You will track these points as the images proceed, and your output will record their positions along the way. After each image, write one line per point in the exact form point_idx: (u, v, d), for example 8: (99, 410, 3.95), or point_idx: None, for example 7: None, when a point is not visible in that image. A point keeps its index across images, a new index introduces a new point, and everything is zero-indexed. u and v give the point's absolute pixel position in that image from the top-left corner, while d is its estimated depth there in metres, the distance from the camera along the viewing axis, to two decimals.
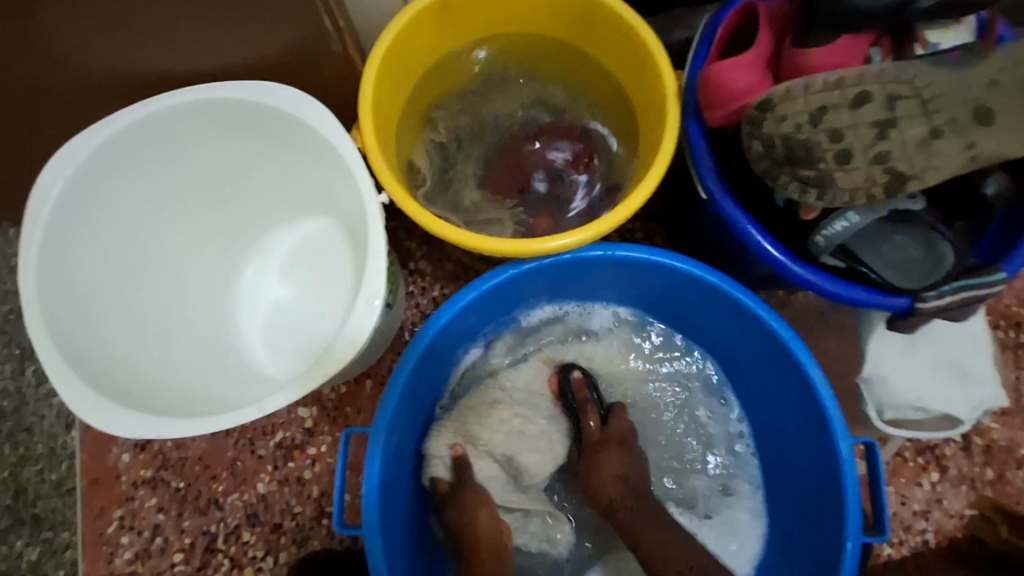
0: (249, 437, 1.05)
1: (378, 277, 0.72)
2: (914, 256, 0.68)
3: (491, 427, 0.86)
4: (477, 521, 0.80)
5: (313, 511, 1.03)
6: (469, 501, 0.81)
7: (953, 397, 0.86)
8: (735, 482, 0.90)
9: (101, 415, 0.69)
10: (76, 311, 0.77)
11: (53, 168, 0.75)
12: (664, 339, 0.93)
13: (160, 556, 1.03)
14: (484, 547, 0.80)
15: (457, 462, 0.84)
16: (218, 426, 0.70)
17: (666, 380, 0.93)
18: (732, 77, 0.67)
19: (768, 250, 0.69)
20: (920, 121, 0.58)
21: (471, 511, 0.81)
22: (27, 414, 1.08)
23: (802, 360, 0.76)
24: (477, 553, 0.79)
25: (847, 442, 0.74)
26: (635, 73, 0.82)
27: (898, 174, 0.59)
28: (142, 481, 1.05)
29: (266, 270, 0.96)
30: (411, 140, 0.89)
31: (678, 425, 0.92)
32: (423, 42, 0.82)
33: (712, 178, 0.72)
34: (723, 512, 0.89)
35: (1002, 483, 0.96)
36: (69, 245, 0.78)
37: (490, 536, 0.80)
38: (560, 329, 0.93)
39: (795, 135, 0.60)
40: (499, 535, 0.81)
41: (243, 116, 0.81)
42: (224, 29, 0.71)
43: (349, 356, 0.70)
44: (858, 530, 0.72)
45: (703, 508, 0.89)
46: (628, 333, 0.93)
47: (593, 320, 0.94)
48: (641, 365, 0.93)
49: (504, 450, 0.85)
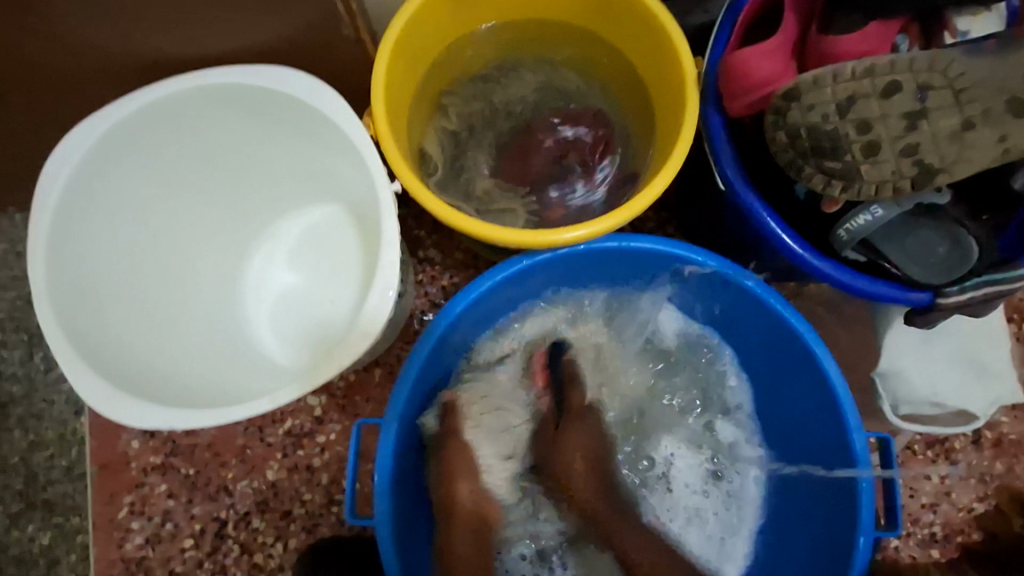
0: (258, 424, 1.05)
1: (392, 268, 0.71)
2: (939, 252, 0.67)
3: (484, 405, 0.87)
4: (455, 496, 0.81)
5: (322, 498, 1.04)
6: (456, 466, 0.82)
7: (970, 392, 0.86)
8: (747, 452, 0.90)
9: (112, 404, 0.69)
10: (86, 299, 0.76)
11: (61, 152, 0.74)
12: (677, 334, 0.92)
13: (170, 541, 1.04)
14: (461, 519, 0.80)
15: (450, 409, 0.85)
16: (231, 416, 0.69)
17: (683, 371, 0.93)
18: (756, 65, 0.65)
19: (788, 243, 0.68)
20: (952, 113, 0.56)
21: (452, 481, 0.81)
22: (37, 400, 1.08)
23: (818, 354, 0.75)
24: (455, 525, 0.80)
25: (861, 437, 0.74)
26: (652, 60, 0.80)
27: (927, 167, 0.58)
28: (152, 467, 1.05)
29: (274, 257, 0.95)
30: (421, 127, 0.87)
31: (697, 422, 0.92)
32: (436, 27, 0.80)
33: (732, 170, 0.70)
34: (744, 481, 0.89)
35: (1011, 476, 0.97)
36: (79, 232, 0.77)
37: (469, 505, 0.82)
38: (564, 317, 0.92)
39: (821, 125, 0.58)
40: (479, 506, 0.82)
41: (252, 100, 0.79)
42: (235, 12, 0.69)
43: (363, 348, 0.70)
44: (871, 525, 0.72)
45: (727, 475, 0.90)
46: (644, 329, 0.93)
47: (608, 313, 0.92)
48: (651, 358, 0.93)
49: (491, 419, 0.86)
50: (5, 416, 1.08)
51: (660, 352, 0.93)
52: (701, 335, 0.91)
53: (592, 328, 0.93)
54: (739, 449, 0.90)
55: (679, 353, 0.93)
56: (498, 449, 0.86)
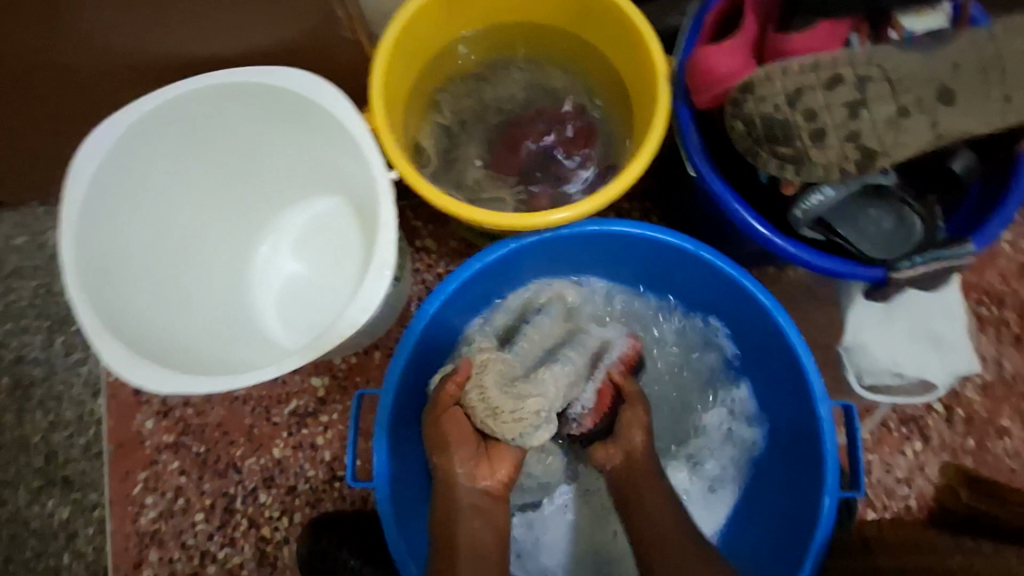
0: (265, 405, 1.12)
1: (388, 249, 0.77)
2: (887, 228, 0.73)
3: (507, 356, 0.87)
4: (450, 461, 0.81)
5: (325, 475, 1.10)
6: (449, 433, 0.81)
7: (929, 364, 0.90)
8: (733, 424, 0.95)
9: (136, 372, 0.75)
10: (108, 280, 0.83)
11: (88, 146, 0.80)
12: (667, 314, 0.98)
13: (182, 515, 1.10)
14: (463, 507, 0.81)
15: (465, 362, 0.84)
16: (242, 383, 0.75)
17: (677, 346, 0.98)
18: (717, 61, 0.72)
19: (751, 224, 0.74)
20: (889, 102, 0.63)
21: (445, 449, 0.81)
22: (56, 382, 1.15)
23: (783, 326, 0.81)
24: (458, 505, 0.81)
25: (825, 406, 0.80)
26: (628, 57, 0.86)
27: (869, 151, 0.64)
28: (165, 445, 1.12)
29: (281, 247, 1.01)
30: (417, 122, 0.94)
31: (688, 394, 0.98)
32: (429, 29, 0.87)
33: (700, 158, 0.76)
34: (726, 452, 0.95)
35: (981, 451, 1.03)
36: (101, 220, 0.83)
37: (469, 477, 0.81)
38: (562, 305, 0.97)
39: (774, 114, 0.64)
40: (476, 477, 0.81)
41: (262, 98, 0.86)
42: (245, 16, 0.76)
43: (361, 321, 0.76)
44: (834, 485, 0.78)
45: (712, 447, 0.95)
46: (636, 305, 0.99)
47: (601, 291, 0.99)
48: (652, 331, 0.99)
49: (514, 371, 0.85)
50: (27, 397, 1.15)
51: (659, 324, 0.98)
52: (672, 320, 0.98)
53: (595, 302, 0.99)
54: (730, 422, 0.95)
55: (672, 329, 0.98)
56: (518, 395, 0.81)
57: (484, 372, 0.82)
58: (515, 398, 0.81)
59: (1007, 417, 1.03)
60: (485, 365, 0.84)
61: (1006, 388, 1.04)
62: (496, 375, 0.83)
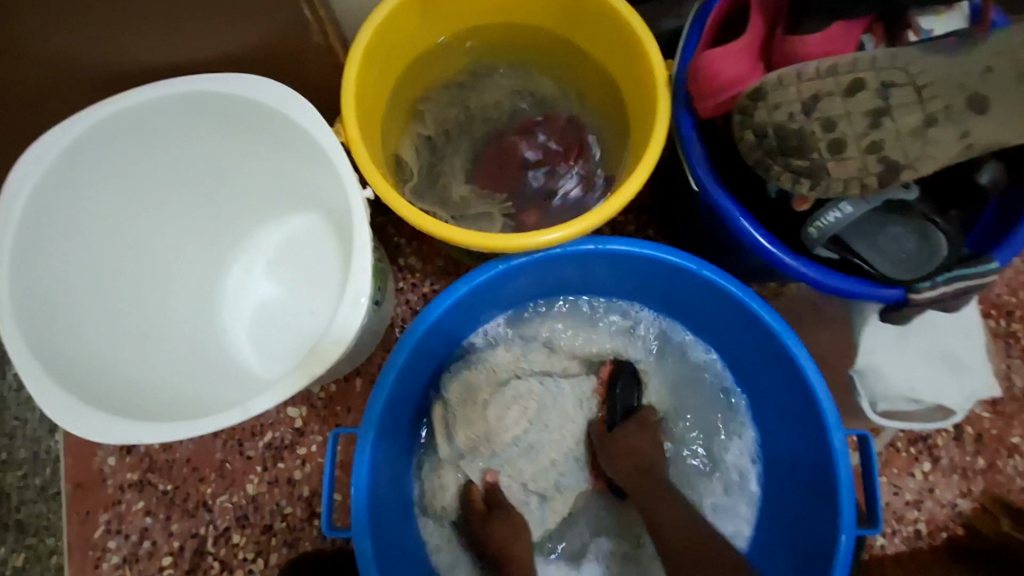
0: (238, 438, 1.04)
1: (363, 275, 0.70)
2: (908, 248, 0.68)
3: (478, 401, 0.84)
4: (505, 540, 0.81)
5: (304, 512, 1.02)
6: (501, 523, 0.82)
7: (944, 388, 0.85)
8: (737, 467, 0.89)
9: (75, 419, 0.67)
10: (53, 313, 0.74)
11: (25, 165, 0.72)
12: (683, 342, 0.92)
13: (148, 559, 1.02)
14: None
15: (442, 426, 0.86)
16: (199, 429, 0.67)
17: (689, 377, 0.92)
18: (722, 67, 0.66)
19: (760, 241, 0.68)
20: (915, 110, 0.57)
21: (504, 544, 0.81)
22: (8, 418, 1.05)
23: (794, 352, 0.75)
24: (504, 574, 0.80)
25: (840, 434, 0.74)
26: (623, 63, 0.80)
27: (892, 163, 0.58)
28: (129, 484, 1.03)
29: (253, 267, 0.94)
30: (397, 134, 0.87)
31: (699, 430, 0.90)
32: (408, 35, 0.81)
33: (703, 169, 0.70)
34: (732, 499, 0.88)
35: (993, 471, 0.98)
36: (44, 246, 0.75)
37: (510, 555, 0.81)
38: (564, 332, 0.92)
39: (788, 123, 0.59)
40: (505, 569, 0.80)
41: (222, 109, 0.78)
42: (200, 21, 0.68)
43: (335, 355, 0.69)
44: (852, 523, 0.72)
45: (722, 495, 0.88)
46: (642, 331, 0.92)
47: (603, 315, 0.92)
48: (667, 371, 0.92)
49: (483, 419, 0.83)
50: None
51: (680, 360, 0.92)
52: (691, 339, 0.91)
53: (603, 327, 0.92)
54: (731, 467, 0.89)
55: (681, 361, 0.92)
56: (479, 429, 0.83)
57: (485, 377, 0.85)
58: (498, 442, 0.83)
59: (1019, 434, 0.99)
60: (498, 389, 0.84)
61: (1018, 405, 0.99)
62: (481, 426, 0.83)
